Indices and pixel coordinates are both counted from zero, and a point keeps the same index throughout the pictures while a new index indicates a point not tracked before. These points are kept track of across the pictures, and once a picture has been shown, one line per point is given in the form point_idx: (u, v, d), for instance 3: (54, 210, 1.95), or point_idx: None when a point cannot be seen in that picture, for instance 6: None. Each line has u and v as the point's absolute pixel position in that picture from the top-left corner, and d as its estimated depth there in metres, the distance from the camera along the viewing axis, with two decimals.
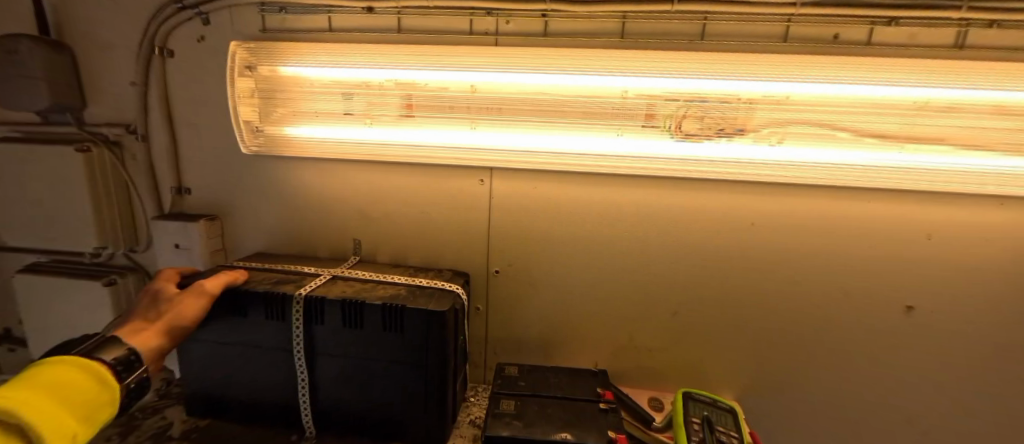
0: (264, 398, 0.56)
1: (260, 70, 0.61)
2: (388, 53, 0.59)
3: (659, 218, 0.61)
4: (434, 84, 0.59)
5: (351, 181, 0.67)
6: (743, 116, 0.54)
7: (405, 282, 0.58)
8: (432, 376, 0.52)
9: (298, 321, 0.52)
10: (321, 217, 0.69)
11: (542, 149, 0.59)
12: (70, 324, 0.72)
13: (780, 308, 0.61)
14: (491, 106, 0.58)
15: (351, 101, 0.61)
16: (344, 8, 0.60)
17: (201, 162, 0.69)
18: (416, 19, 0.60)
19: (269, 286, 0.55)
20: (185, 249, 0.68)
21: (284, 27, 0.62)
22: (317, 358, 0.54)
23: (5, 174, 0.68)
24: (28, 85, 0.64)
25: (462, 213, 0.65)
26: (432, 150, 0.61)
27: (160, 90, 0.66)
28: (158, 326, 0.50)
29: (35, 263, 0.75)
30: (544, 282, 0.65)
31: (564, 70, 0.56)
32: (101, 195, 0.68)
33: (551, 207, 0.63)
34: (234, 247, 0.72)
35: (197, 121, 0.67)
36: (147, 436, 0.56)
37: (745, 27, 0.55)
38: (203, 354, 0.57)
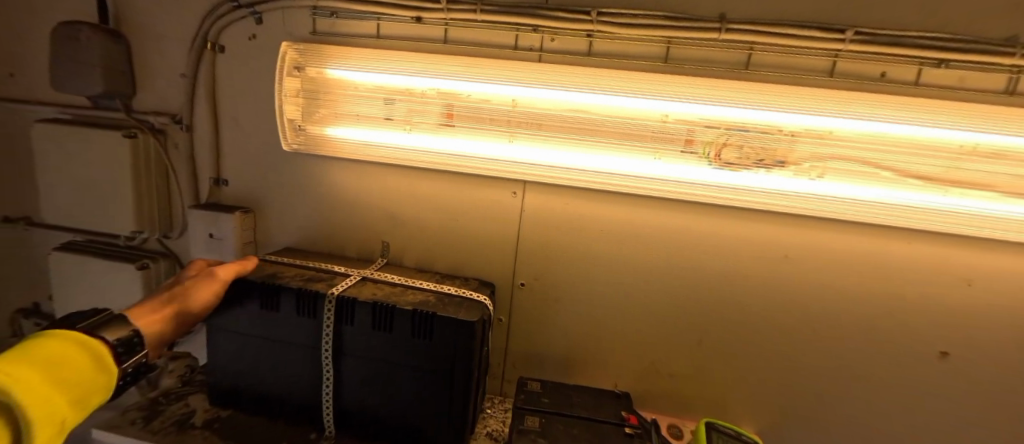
0: (288, 393, 0.57)
1: (307, 71, 0.63)
2: (433, 63, 0.60)
3: (689, 242, 0.61)
4: (476, 96, 0.60)
5: (385, 184, 0.68)
6: (784, 148, 0.53)
7: (434, 289, 0.58)
8: (458, 384, 0.52)
9: (329, 319, 0.53)
10: (351, 217, 0.70)
11: (577, 167, 0.59)
12: (101, 304, 0.74)
13: (807, 343, 0.60)
14: (530, 120, 0.59)
15: (392, 107, 0.63)
16: (394, 16, 0.61)
17: (241, 155, 0.71)
18: (462, 32, 0.61)
19: (301, 283, 0.55)
20: (218, 239, 0.70)
21: (332, 31, 0.64)
22: (344, 358, 0.54)
23: (51, 154, 0.70)
24: (84, 71, 0.66)
25: (492, 223, 0.65)
26: (468, 160, 0.62)
27: (207, 83, 0.68)
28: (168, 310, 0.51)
29: (72, 241, 0.77)
30: (569, 298, 0.65)
31: (606, 90, 0.57)
32: (142, 181, 0.70)
33: (581, 224, 0.63)
34: (265, 240, 0.73)
35: (241, 115, 0.69)
36: (170, 422, 0.57)
37: (790, 60, 0.55)
38: (231, 346, 0.58)
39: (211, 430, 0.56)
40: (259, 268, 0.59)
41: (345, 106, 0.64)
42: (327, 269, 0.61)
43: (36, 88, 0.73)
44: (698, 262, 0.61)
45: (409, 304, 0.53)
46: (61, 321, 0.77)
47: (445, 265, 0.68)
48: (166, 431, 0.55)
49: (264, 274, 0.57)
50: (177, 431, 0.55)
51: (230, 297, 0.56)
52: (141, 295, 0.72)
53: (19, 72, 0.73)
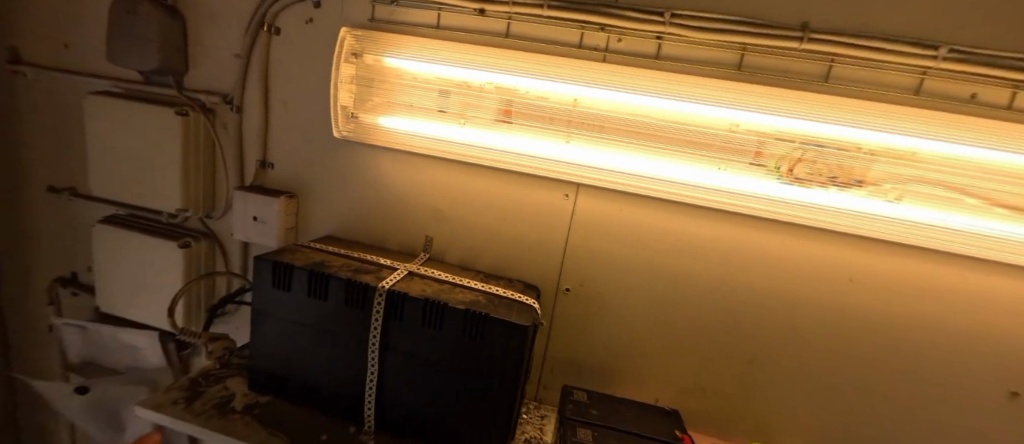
0: (329, 384, 0.56)
1: (364, 58, 0.61)
2: (493, 56, 0.58)
3: (745, 259, 0.59)
4: (535, 93, 0.58)
5: (432, 178, 0.66)
6: (861, 167, 0.51)
7: (482, 289, 0.57)
8: (501, 391, 0.51)
9: (378, 313, 0.52)
10: (396, 209, 0.69)
11: (637, 173, 0.56)
12: (141, 280, 0.75)
13: (864, 372, 0.58)
14: (590, 121, 0.57)
15: (447, 99, 0.61)
16: (455, 7, 0.59)
17: (289, 140, 0.70)
18: (525, 26, 0.59)
19: (351, 274, 0.55)
20: (261, 223, 0.69)
21: (391, 18, 0.62)
22: (389, 353, 0.53)
23: (101, 127, 0.70)
24: (141, 46, 0.66)
25: (541, 225, 0.64)
26: (522, 158, 0.60)
27: (260, 65, 0.67)
28: None
29: (115, 215, 0.78)
30: (615, 307, 0.64)
31: (673, 95, 0.54)
32: (190, 159, 0.69)
33: (633, 232, 0.61)
34: (306, 227, 0.73)
35: (292, 100, 0.68)
36: (210, 404, 0.56)
37: (872, 75, 0.52)
38: (274, 332, 0.57)
39: (251, 416, 0.55)
40: (306, 255, 0.58)
41: (398, 95, 0.62)
42: (373, 260, 0.60)
43: (89, 60, 0.73)
44: (753, 280, 0.59)
45: (459, 303, 0.51)
46: (100, 293, 0.78)
47: (489, 264, 0.67)
48: (208, 413, 0.55)
49: (311, 262, 0.56)
50: (218, 414, 0.55)
51: (278, 283, 0.55)
52: (182, 273, 0.73)
53: (73, 44, 0.73)
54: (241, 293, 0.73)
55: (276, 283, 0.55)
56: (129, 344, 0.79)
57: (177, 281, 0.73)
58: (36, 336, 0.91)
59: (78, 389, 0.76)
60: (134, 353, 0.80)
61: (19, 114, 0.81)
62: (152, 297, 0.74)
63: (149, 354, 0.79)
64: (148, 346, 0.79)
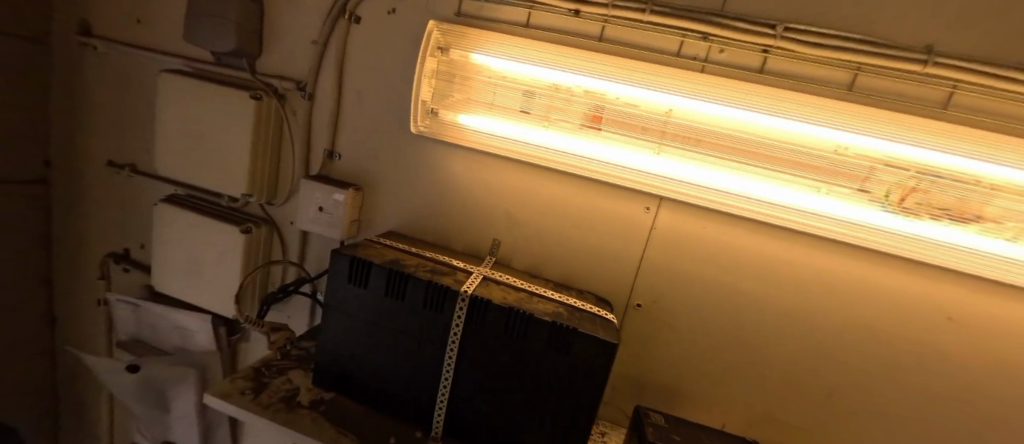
0: (399, 386, 0.55)
1: (450, 53, 0.59)
2: (585, 59, 0.56)
3: (836, 289, 0.56)
4: (624, 99, 0.55)
5: (505, 181, 0.64)
6: (978, 202, 0.46)
7: (559, 300, 0.55)
8: (530, 400, 0.51)
9: (460, 319, 0.50)
10: (463, 210, 0.67)
11: (728, 191, 0.54)
12: (199, 262, 0.74)
13: (954, 417, 0.55)
14: (685, 134, 0.54)
15: (531, 101, 0.59)
16: (549, 7, 0.57)
17: (358, 131, 0.68)
18: (619, 29, 0.56)
19: (430, 275, 0.53)
20: (325, 214, 0.68)
21: (479, 13, 0.60)
22: (465, 361, 0.51)
23: (173, 106, 0.69)
24: (219, 26, 0.64)
25: (616, 236, 0.62)
26: (605, 166, 0.58)
27: (337, 54, 0.66)
28: None
29: (174, 195, 0.77)
30: (688, 328, 0.61)
31: (776, 112, 0.51)
32: (259, 144, 0.68)
33: (716, 252, 0.59)
34: (369, 220, 0.72)
35: (366, 91, 0.67)
36: (277, 397, 0.56)
37: (1000, 105, 0.49)
38: (345, 328, 0.56)
39: (318, 412, 0.54)
40: (381, 252, 0.57)
41: (477, 93, 0.60)
42: (445, 262, 0.58)
43: (161, 36, 0.72)
44: (843, 311, 0.56)
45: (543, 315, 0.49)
46: (156, 272, 0.77)
47: (557, 273, 0.65)
48: (276, 406, 0.54)
49: (388, 260, 0.55)
50: (286, 408, 0.54)
51: (355, 279, 0.54)
52: (241, 258, 0.72)
53: (146, 19, 0.72)
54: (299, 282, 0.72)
55: (353, 279, 0.54)
56: (181, 324, 0.79)
57: (236, 266, 0.72)
58: (85, 308, 0.91)
59: (131, 366, 0.76)
60: (185, 334, 0.80)
61: (84, 86, 0.80)
62: (209, 279, 0.74)
63: (200, 336, 0.79)
64: (200, 328, 0.78)
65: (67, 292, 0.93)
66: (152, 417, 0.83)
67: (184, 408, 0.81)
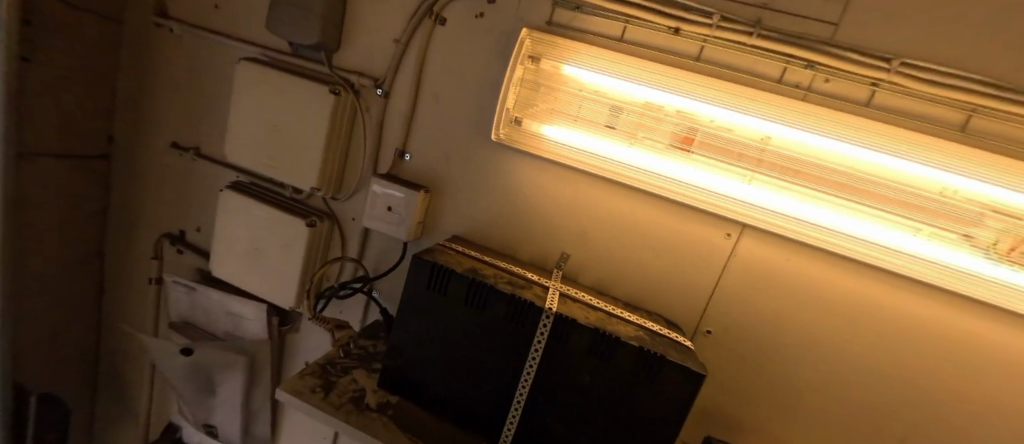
0: (470, 396, 0.55)
1: (541, 63, 0.58)
2: (680, 78, 0.54)
3: (930, 338, 0.53)
4: (721, 124, 0.54)
5: (580, 195, 0.63)
6: None
7: (638, 323, 0.54)
8: (584, 415, 0.51)
9: (542, 335, 0.50)
10: (533, 221, 0.66)
11: (823, 225, 0.52)
12: (260, 251, 0.74)
13: None
14: (781, 163, 0.52)
15: (619, 117, 0.57)
16: (647, 23, 0.55)
17: (432, 134, 0.67)
18: (719, 51, 0.55)
19: (512, 289, 0.53)
20: (393, 214, 0.68)
21: (572, 24, 0.59)
22: (541, 378, 0.51)
23: (250, 95, 0.69)
24: (305, 20, 0.64)
25: (692, 260, 0.61)
26: (691, 190, 0.56)
27: (418, 54, 0.65)
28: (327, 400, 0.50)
29: (237, 181, 0.77)
30: (758, 360, 0.60)
31: (879, 147, 0.48)
32: (333, 139, 0.68)
33: (798, 286, 0.57)
34: (433, 223, 0.71)
35: (443, 93, 0.66)
36: (346, 397, 0.56)
37: None
38: (418, 333, 0.56)
39: (387, 417, 0.55)
40: (459, 259, 0.57)
41: (562, 104, 0.59)
42: (520, 275, 0.58)
43: (240, 24, 0.72)
44: (933, 361, 0.53)
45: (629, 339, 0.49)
46: (216, 256, 0.78)
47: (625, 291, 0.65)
48: (347, 408, 0.54)
49: (468, 269, 0.54)
50: (357, 410, 0.54)
51: (434, 286, 0.53)
52: (303, 251, 0.72)
53: (227, 5, 0.72)
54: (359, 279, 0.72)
55: (432, 285, 0.53)
56: (235, 311, 0.80)
57: (297, 259, 0.72)
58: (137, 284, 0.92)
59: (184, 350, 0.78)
60: (238, 321, 0.80)
61: (155, 67, 0.80)
62: (268, 269, 0.74)
63: (252, 324, 0.80)
64: (253, 317, 0.79)
65: (121, 266, 0.94)
66: (196, 399, 0.84)
67: (230, 393, 0.82)
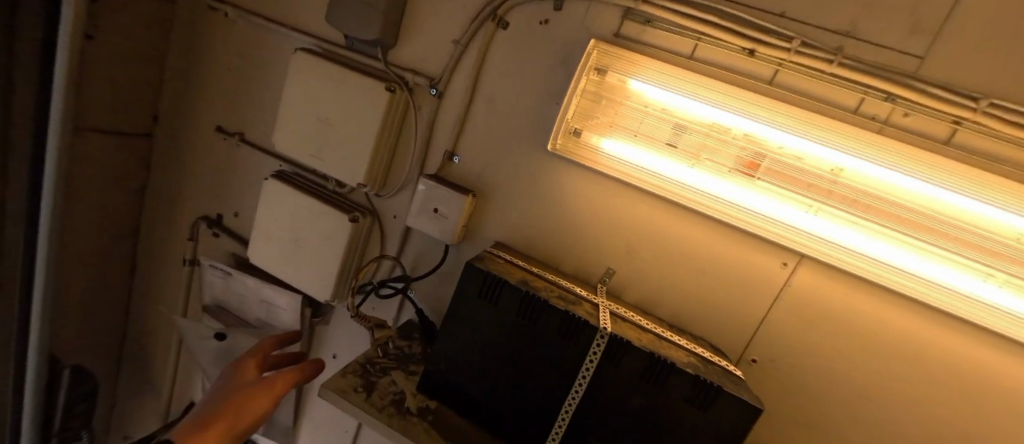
0: (514, 407, 0.55)
1: (606, 75, 0.57)
2: (750, 101, 0.52)
3: (996, 391, 0.50)
4: (790, 151, 0.52)
5: (630, 212, 0.62)
6: None
7: (688, 347, 0.54)
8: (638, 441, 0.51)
9: (595, 354, 0.49)
10: (580, 234, 0.65)
11: (890, 263, 0.50)
12: (299, 242, 0.74)
13: None
14: (848, 195, 0.51)
15: (681, 137, 0.55)
16: (721, 42, 0.54)
17: (484, 138, 0.67)
18: (793, 76, 0.53)
19: (564, 305, 0.52)
20: (438, 217, 0.68)
21: (640, 37, 0.58)
22: (590, 397, 0.51)
23: (303, 86, 0.69)
24: (366, 15, 0.64)
25: (742, 287, 0.60)
26: (750, 215, 0.55)
27: (476, 56, 0.64)
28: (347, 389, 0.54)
29: (280, 170, 0.78)
30: (803, 393, 0.59)
31: (955, 188, 0.46)
32: (383, 136, 0.67)
33: (853, 323, 0.56)
34: (476, 228, 0.70)
35: (499, 98, 0.65)
36: (387, 400, 0.56)
37: None
38: (465, 341, 0.55)
39: (427, 422, 0.55)
40: (508, 269, 0.56)
41: (622, 118, 0.57)
42: (568, 289, 0.57)
43: (298, 13, 0.72)
44: (997, 415, 0.51)
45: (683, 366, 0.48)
46: (255, 243, 0.78)
47: (668, 312, 0.64)
48: (388, 411, 0.54)
49: (521, 281, 0.54)
50: (398, 414, 0.54)
51: (486, 297, 0.53)
52: (344, 246, 0.72)
53: None
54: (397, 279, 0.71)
55: (484, 296, 0.53)
56: (268, 299, 0.81)
57: (337, 253, 0.72)
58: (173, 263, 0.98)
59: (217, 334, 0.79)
60: (271, 309, 0.81)
61: (208, 50, 0.81)
62: (307, 261, 0.74)
63: (286, 313, 0.80)
64: (286, 306, 0.80)
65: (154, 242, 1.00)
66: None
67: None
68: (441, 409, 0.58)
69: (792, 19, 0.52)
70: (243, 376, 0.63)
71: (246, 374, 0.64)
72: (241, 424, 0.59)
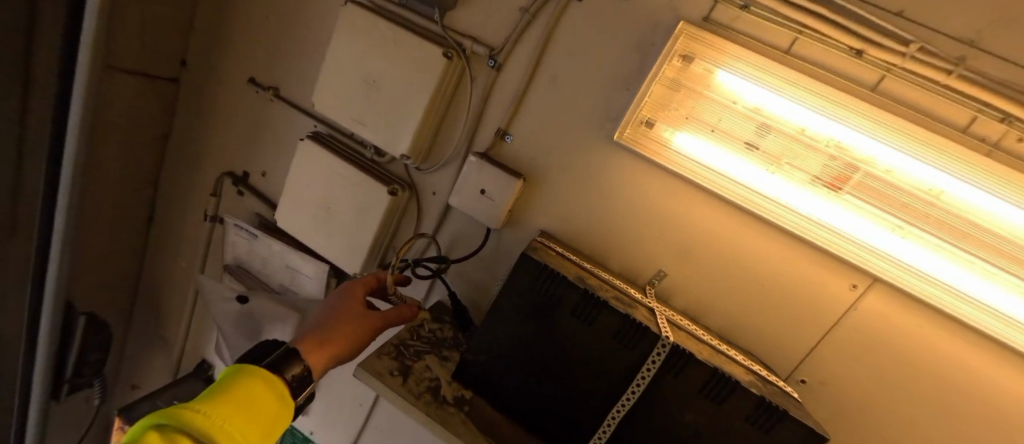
0: (558, 405, 0.53)
1: (692, 63, 0.52)
2: (852, 106, 0.46)
3: None
4: (886, 165, 0.47)
5: (692, 214, 0.59)
6: None
7: (746, 364, 0.51)
8: None
9: (654, 363, 0.47)
10: (632, 233, 0.62)
11: (975, 297, 0.47)
12: (334, 209, 0.71)
13: None
14: (943, 220, 0.46)
15: (764, 137, 0.51)
16: (826, 39, 0.49)
17: (542, 119, 0.62)
18: (899, 86, 0.49)
19: (624, 307, 0.48)
20: (489, 199, 0.64)
21: (733, 24, 0.53)
22: (641, 407, 0.48)
23: (352, 43, 0.65)
24: None
25: (803, 306, 0.57)
26: (826, 230, 0.51)
27: (545, 27, 0.59)
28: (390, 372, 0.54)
29: (314, 130, 0.75)
30: (849, 418, 0.58)
31: None
32: (433, 106, 0.64)
33: (919, 354, 0.53)
34: (522, 214, 0.67)
35: (564, 77, 0.60)
36: (423, 387, 0.55)
37: None
38: (510, 334, 0.53)
39: (465, 413, 0.54)
40: (561, 263, 0.53)
41: (700, 111, 0.53)
42: (619, 290, 0.54)
43: None
44: None
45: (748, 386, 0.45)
46: (283, 205, 0.76)
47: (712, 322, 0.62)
48: (425, 399, 0.53)
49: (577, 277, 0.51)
50: (435, 403, 0.53)
51: (542, 290, 0.50)
52: (381, 219, 0.69)
53: None
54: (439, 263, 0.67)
55: (539, 290, 0.50)
56: (292, 265, 0.82)
57: (373, 226, 0.69)
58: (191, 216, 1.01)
59: (240, 297, 0.78)
60: (295, 275, 0.83)
61: None
62: (339, 230, 0.71)
63: (311, 281, 0.81)
64: (312, 274, 0.81)
65: (174, 196, 1.02)
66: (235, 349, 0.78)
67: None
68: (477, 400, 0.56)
69: (909, 20, 0.47)
70: (353, 301, 0.60)
71: (357, 299, 0.60)
72: (348, 349, 0.56)
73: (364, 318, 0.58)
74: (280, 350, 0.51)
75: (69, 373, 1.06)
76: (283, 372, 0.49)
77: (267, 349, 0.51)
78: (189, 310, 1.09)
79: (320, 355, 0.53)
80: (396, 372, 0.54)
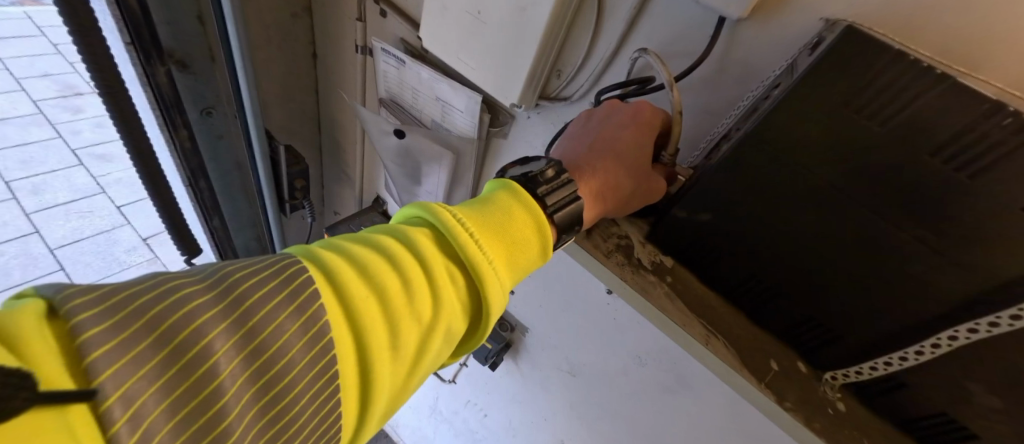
0: None
1: None
2: None
3: None
4: None
5: None
6: None
7: None
8: None
9: None
10: (977, 68, 0.37)
11: None
12: (492, 5, 0.62)
13: None
14: None
15: None
16: None
17: None
18: None
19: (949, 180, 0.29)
20: (704, 8, 0.49)
21: None
22: (888, 281, 0.40)
23: None
24: None
25: None
26: None
27: None
28: (591, 194, 0.50)
29: None
30: None
31: None
32: None
33: None
34: (764, 30, 0.46)
35: None
36: (613, 244, 0.56)
37: None
38: (735, 180, 0.45)
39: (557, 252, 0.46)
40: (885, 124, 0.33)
41: None
42: (997, 87, 0.33)
43: None
44: None
45: (958, 348, 0.38)
46: (428, 11, 0.72)
47: None
48: (618, 261, 0.54)
49: (876, 101, 0.34)
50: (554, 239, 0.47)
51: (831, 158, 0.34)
52: (540, 36, 0.59)
53: None
54: (630, 92, 0.58)
55: (779, 123, 0.39)
56: (443, 98, 0.84)
57: (531, 41, 0.60)
58: (347, 53, 1.02)
59: (397, 131, 0.93)
60: (446, 109, 0.86)
61: None
62: (497, 33, 0.63)
63: (461, 116, 0.84)
64: (462, 108, 0.82)
65: (331, 31, 1.02)
66: (400, 176, 1.04)
67: (433, 186, 1.01)
68: (680, 271, 0.57)
69: None
70: (592, 117, 0.53)
71: (616, 128, 0.50)
72: (625, 189, 0.51)
73: (599, 128, 0.52)
74: (557, 178, 0.47)
75: (286, 194, 1.26)
76: (557, 218, 0.45)
77: (542, 172, 0.47)
78: (360, 149, 1.21)
79: (588, 168, 0.50)
80: (592, 199, 0.50)
